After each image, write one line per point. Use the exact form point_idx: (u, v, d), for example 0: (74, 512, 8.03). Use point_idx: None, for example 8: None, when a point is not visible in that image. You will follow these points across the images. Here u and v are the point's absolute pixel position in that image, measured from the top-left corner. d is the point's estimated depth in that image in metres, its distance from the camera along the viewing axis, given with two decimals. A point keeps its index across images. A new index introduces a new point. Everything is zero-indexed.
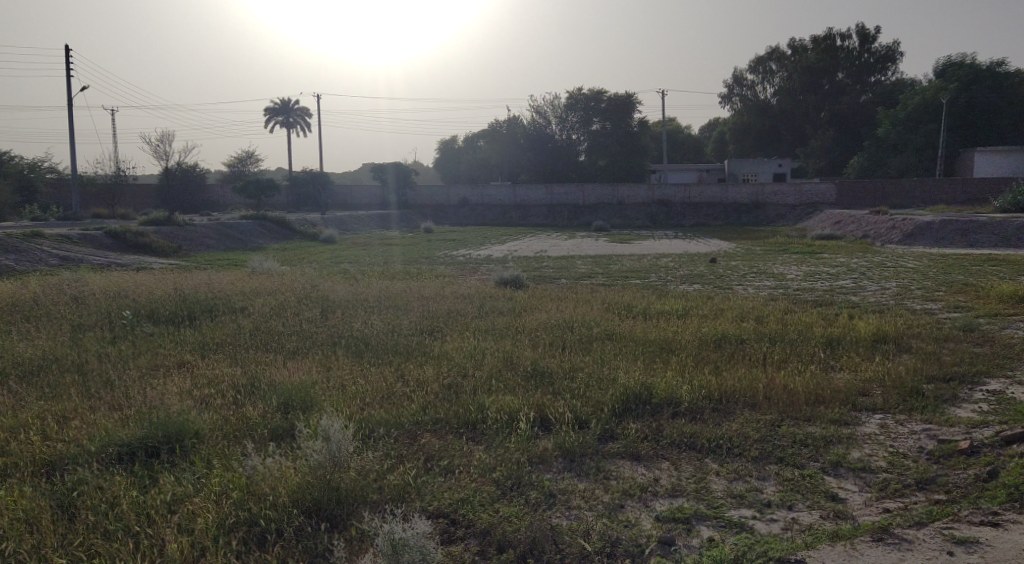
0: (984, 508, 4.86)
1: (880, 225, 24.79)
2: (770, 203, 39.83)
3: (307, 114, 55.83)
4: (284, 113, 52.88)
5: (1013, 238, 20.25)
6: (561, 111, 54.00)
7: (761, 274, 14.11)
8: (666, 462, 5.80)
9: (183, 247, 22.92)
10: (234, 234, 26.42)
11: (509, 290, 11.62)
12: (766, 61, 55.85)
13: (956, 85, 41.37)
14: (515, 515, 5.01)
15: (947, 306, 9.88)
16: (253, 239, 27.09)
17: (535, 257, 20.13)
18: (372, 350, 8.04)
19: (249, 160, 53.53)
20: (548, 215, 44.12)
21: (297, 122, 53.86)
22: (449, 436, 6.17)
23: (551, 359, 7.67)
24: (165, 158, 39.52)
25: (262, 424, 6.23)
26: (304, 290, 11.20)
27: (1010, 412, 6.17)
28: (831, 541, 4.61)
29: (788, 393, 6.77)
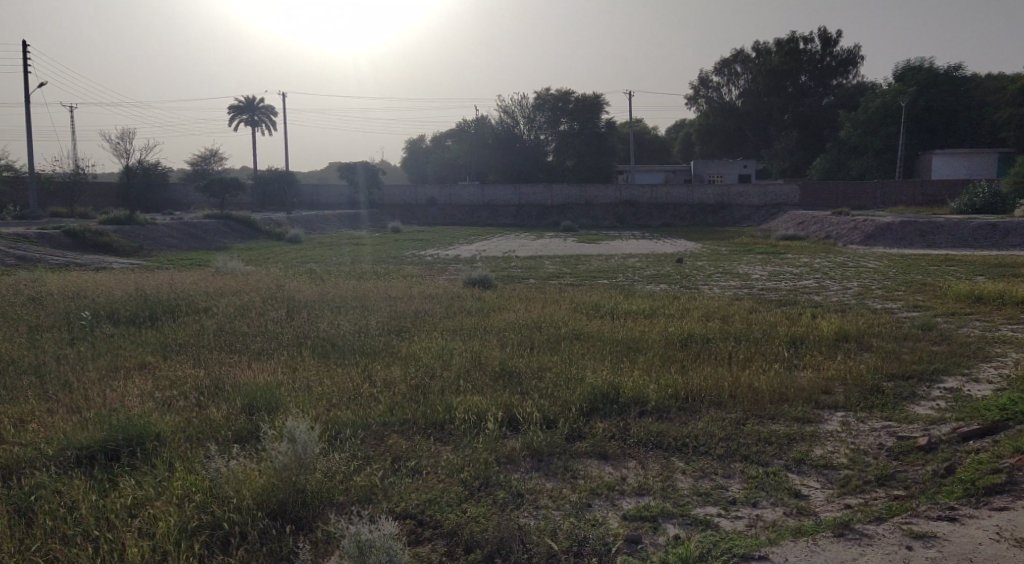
0: (941, 504, 4.94)
1: (843, 225, 25.23)
2: (736, 203, 40.27)
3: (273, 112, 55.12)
4: (249, 110, 52.17)
5: (970, 240, 20.79)
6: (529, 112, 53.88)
7: (727, 274, 14.26)
8: (634, 461, 5.83)
9: (144, 247, 22.50)
10: (197, 233, 26.03)
11: (476, 290, 11.59)
12: (731, 63, 56.10)
13: (916, 89, 42.29)
14: (483, 515, 5.01)
15: (906, 306, 10.04)
16: (217, 238, 26.71)
17: (503, 257, 20.12)
18: (339, 350, 7.98)
19: (214, 159, 52.70)
20: (517, 215, 44.13)
21: (263, 120, 53.16)
22: (416, 437, 6.14)
23: (519, 359, 7.67)
24: (126, 156, 38.81)
25: (226, 426, 6.14)
26: (269, 290, 11.06)
27: (967, 409, 6.31)
28: (793, 537, 4.67)
29: (753, 392, 6.85)
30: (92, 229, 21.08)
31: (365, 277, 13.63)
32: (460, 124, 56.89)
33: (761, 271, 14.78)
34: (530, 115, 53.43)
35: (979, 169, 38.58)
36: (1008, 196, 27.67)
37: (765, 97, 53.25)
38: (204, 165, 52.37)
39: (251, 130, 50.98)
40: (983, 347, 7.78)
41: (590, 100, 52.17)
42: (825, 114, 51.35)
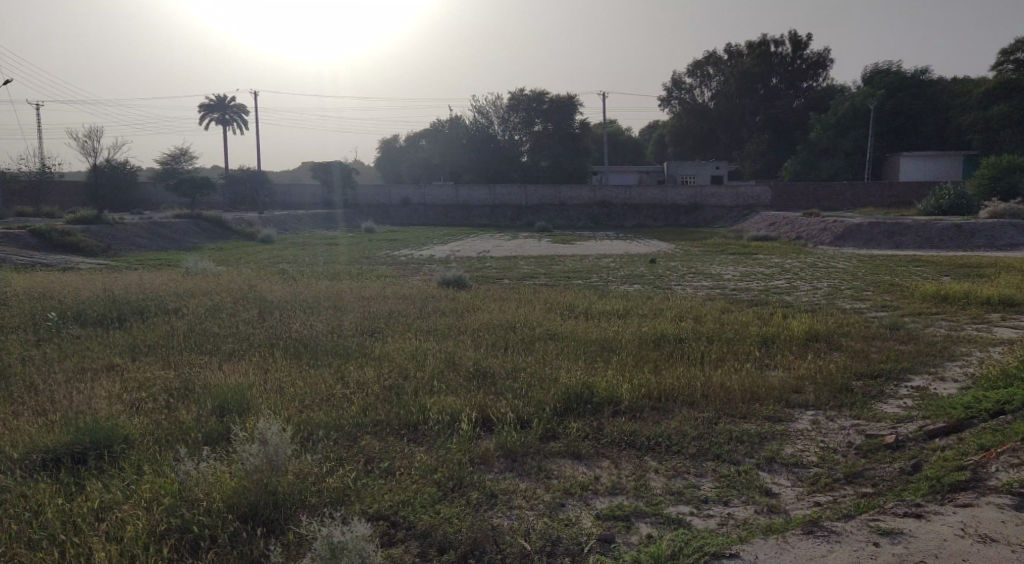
0: (907, 500, 5.00)
1: (813, 226, 25.58)
2: (708, 204, 40.58)
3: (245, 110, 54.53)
4: (221, 109, 51.61)
5: (936, 241, 21.21)
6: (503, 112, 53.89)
7: (699, 274, 14.43)
8: (607, 461, 5.85)
9: (112, 246, 22.19)
10: (168, 233, 25.75)
11: (451, 290, 11.60)
12: (703, 65, 56.52)
13: (884, 92, 42.99)
14: (456, 516, 4.99)
15: (874, 306, 10.18)
16: (188, 238, 26.44)
17: (477, 257, 20.17)
18: (312, 351, 7.93)
19: (184, 157, 52.01)
20: (492, 215, 44.07)
21: (234, 119, 52.61)
22: (390, 438, 6.12)
23: (493, 359, 7.67)
24: (94, 155, 38.23)
25: (196, 429, 6.07)
26: (241, 290, 10.99)
27: (933, 407, 6.43)
28: (764, 535, 4.72)
29: (725, 391, 6.91)
30: (58, 229, 20.78)
31: (338, 277, 13.59)
32: (436, 124, 56.74)
33: (734, 271, 14.97)
34: (504, 116, 53.39)
35: (945, 172, 39.26)
36: (972, 198, 28.23)
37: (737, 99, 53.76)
38: (173, 164, 51.67)
39: (223, 129, 50.47)
40: (949, 347, 7.91)
41: (564, 100, 52.39)
42: (796, 116, 52.00)
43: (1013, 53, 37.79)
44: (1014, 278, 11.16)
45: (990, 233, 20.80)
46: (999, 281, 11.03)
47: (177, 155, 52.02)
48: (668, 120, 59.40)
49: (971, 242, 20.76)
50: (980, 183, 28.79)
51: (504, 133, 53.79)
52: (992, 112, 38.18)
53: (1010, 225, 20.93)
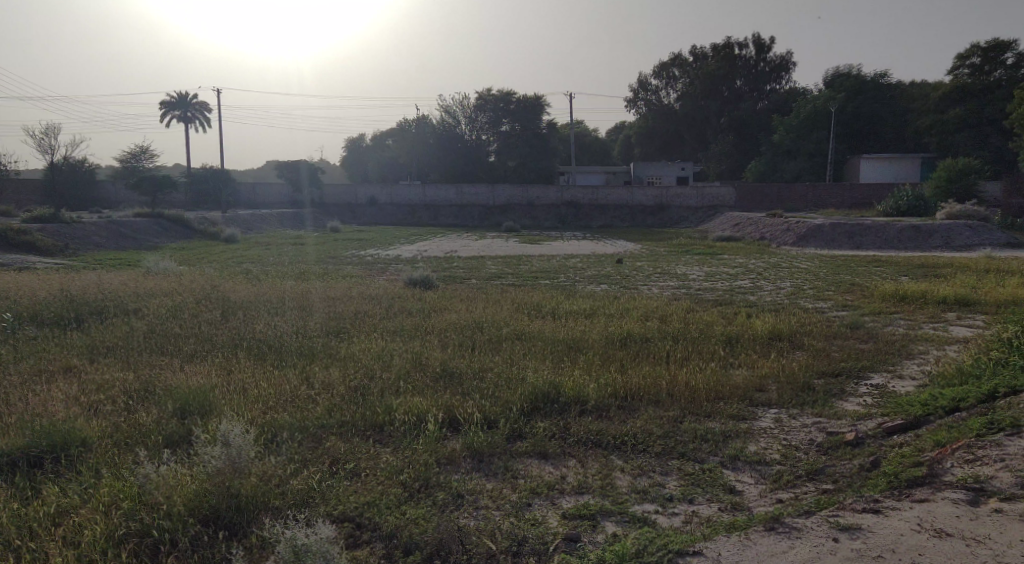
0: (866, 496, 5.08)
1: (776, 226, 25.94)
2: (674, 205, 40.91)
3: (207, 108, 53.70)
4: (182, 106, 50.78)
5: (895, 241, 21.69)
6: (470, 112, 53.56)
7: (665, 274, 14.55)
8: (574, 460, 5.87)
9: (71, 245, 21.73)
10: (128, 232, 25.35)
11: (417, 290, 11.57)
12: (669, 67, 56.95)
13: (844, 95, 43.96)
14: (422, 516, 4.97)
15: (835, 305, 10.33)
16: (148, 237, 25.99)
17: (445, 257, 20.14)
18: (275, 352, 7.84)
19: (145, 155, 51.10)
20: (459, 215, 43.85)
21: (196, 116, 51.81)
22: (355, 439, 6.07)
23: (460, 359, 7.66)
24: (51, 152, 37.40)
25: (157, 431, 5.97)
26: (203, 290, 10.86)
27: (891, 405, 6.55)
28: (727, 532, 4.77)
29: (689, 390, 6.97)
30: (13, 229, 20.29)
31: (303, 277, 13.48)
32: (402, 123, 56.31)
33: (698, 271, 15.15)
34: (472, 115, 53.00)
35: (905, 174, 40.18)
36: (929, 199, 28.92)
37: (702, 101, 54.26)
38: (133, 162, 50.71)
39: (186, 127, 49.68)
40: (908, 345, 8.06)
41: (532, 100, 52.46)
42: (759, 118, 52.82)
43: (969, 57, 38.78)
44: (969, 278, 11.42)
45: (946, 235, 21.29)
46: (955, 281, 11.29)
47: (139, 152, 51.06)
48: (635, 121, 59.79)
49: (928, 244, 21.24)
50: (937, 184, 29.32)
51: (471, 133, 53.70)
52: (948, 116, 39.13)
53: (965, 226, 21.57)
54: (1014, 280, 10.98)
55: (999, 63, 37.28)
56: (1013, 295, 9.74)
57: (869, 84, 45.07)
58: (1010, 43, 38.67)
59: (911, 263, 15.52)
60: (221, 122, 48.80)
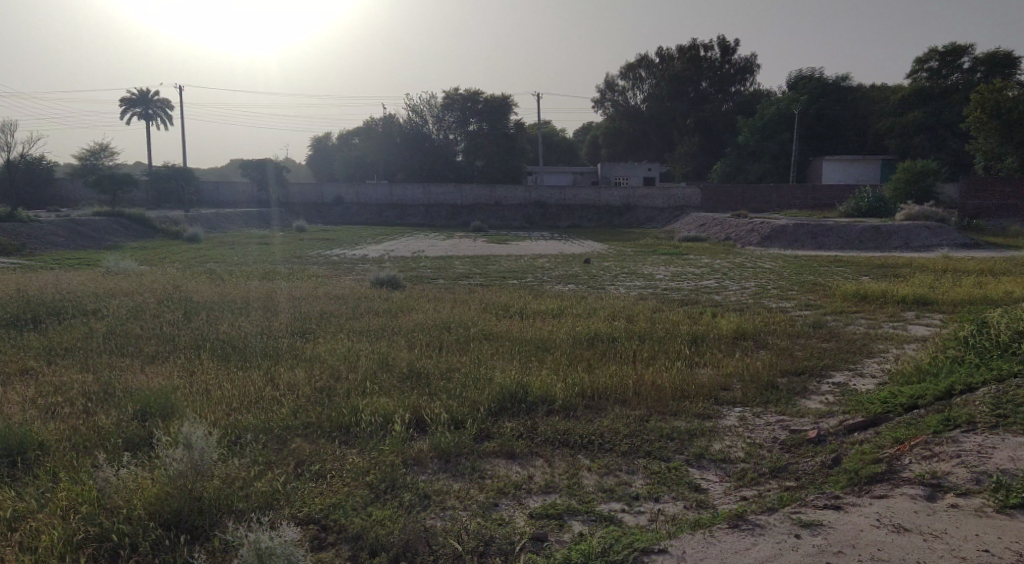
0: (827, 493, 5.16)
1: (741, 227, 26.21)
2: (640, 206, 41.18)
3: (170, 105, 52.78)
4: (143, 104, 49.89)
5: (857, 242, 22.08)
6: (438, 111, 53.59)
7: (632, 274, 14.61)
8: (541, 460, 5.88)
9: (27, 245, 21.21)
10: (86, 231, 24.85)
11: (384, 290, 11.51)
12: (635, 68, 57.81)
13: (806, 98, 44.75)
14: (388, 517, 4.93)
15: (799, 305, 10.45)
16: (106, 237, 25.47)
17: (412, 257, 19.99)
18: (239, 353, 7.74)
19: (105, 152, 50.19)
20: (427, 215, 43.61)
21: (157, 114, 50.95)
22: (321, 441, 6.01)
23: (427, 359, 7.64)
24: (8, 150, 36.58)
25: (117, 433, 5.86)
26: (164, 290, 10.70)
27: (852, 403, 6.66)
28: (691, 530, 4.80)
29: (656, 389, 7.02)
30: None
31: (268, 277, 13.31)
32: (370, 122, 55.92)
33: (664, 271, 15.24)
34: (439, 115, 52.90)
35: (864, 176, 41.03)
36: (890, 201, 29.50)
37: (668, 102, 54.82)
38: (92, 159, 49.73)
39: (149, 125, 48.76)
40: (868, 344, 8.20)
41: (499, 101, 52.37)
42: (723, 120, 53.41)
43: (926, 62, 39.73)
44: (927, 278, 11.62)
45: (905, 236, 21.82)
46: (913, 281, 11.49)
47: (99, 151, 50.00)
48: (602, 122, 60.29)
49: (888, 244, 21.69)
50: (896, 185, 29.76)
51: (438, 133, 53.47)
52: (905, 120, 39.85)
53: (924, 227, 22.07)
54: (971, 280, 11.21)
55: (956, 67, 38.89)
56: (968, 295, 9.95)
57: (832, 87, 45.74)
58: (967, 46, 39.61)
59: (872, 263, 15.82)
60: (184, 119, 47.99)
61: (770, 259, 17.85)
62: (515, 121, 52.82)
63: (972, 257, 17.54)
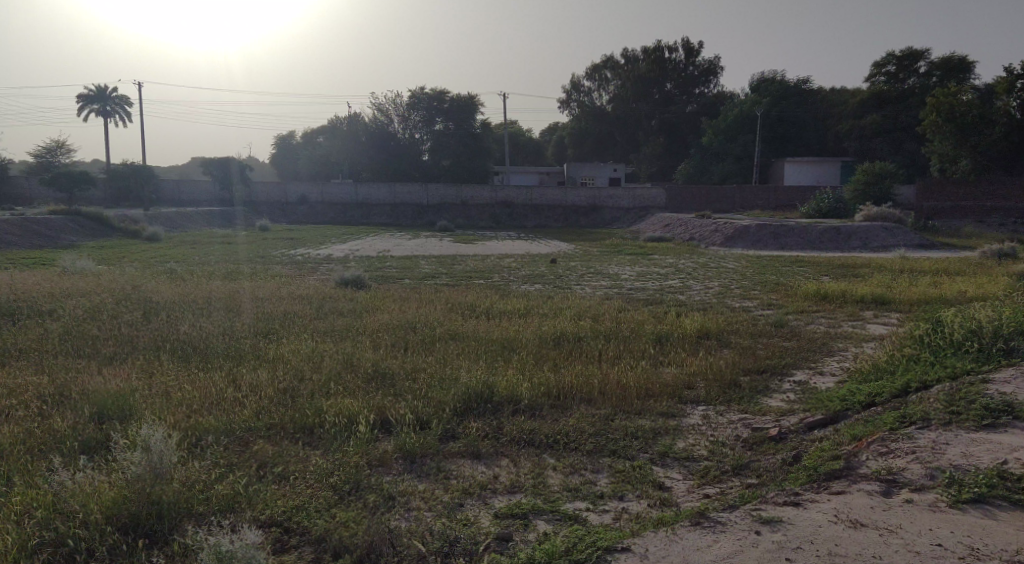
0: (787, 490, 5.22)
1: (705, 227, 26.49)
2: (606, 206, 41.43)
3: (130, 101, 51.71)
4: (101, 100, 48.91)
5: (818, 242, 22.44)
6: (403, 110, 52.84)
7: (598, 274, 14.67)
8: (506, 460, 5.88)
9: None
10: (39, 230, 24.21)
11: (349, 290, 11.43)
12: (601, 69, 58.28)
13: (769, 100, 45.49)
14: (353, 519, 4.89)
15: (762, 304, 10.60)
16: (61, 237, 24.86)
17: (377, 257, 19.77)
18: (201, 354, 7.63)
19: (61, 150, 48.96)
20: (392, 214, 43.27)
21: (116, 110, 49.96)
22: (283, 442, 5.95)
23: (392, 360, 7.60)
24: None
25: (73, 437, 5.73)
26: (122, 290, 10.51)
27: (813, 400, 6.76)
28: (655, 527, 4.84)
29: (621, 387, 7.08)
30: None
31: (230, 277, 13.08)
32: (336, 120, 55.40)
33: (630, 271, 15.34)
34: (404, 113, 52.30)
35: (824, 176, 41.71)
36: (849, 203, 30.02)
37: (633, 102, 55.23)
38: (48, 157, 48.44)
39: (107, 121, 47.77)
40: (829, 343, 8.35)
41: (464, 100, 52.12)
42: (688, 121, 54.03)
43: (884, 66, 40.67)
44: (885, 278, 11.81)
45: (864, 236, 22.31)
46: (871, 281, 11.67)
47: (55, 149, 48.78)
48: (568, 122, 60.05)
49: (848, 244, 22.10)
50: (854, 187, 30.36)
51: (404, 131, 52.75)
52: (866, 121, 40.27)
53: (881, 228, 22.56)
54: (926, 279, 11.43)
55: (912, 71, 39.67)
56: (923, 294, 10.15)
57: (793, 90, 46.57)
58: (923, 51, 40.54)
59: (833, 263, 16.11)
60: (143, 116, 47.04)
61: (733, 259, 18.08)
62: (481, 121, 52.78)
63: (928, 256, 18.39)
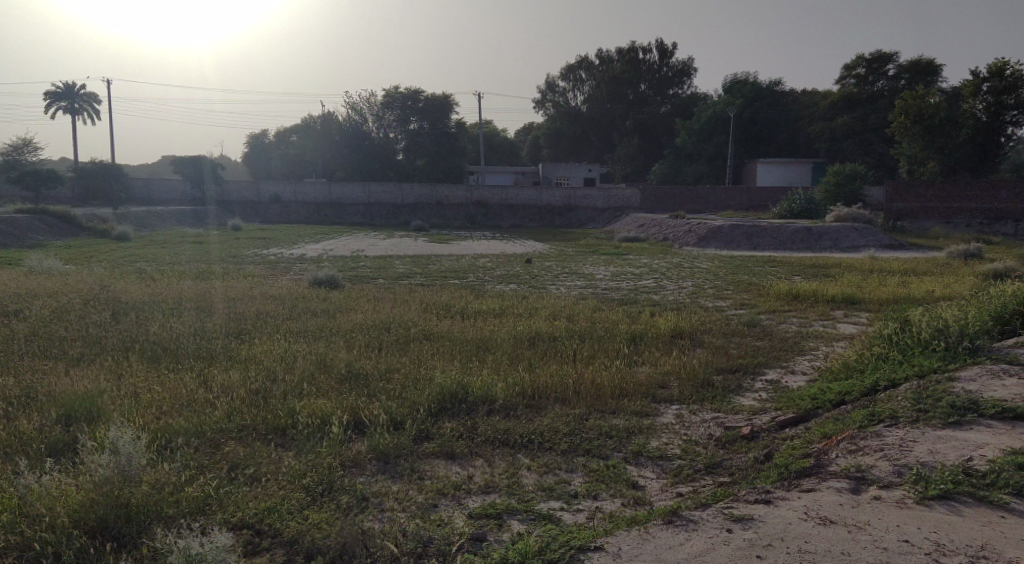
0: (759, 488, 5.26)
1: (678, 228, 26.66)
2: (581, 206, 41.61)
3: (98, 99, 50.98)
4: (68, 98, 48.21)
5: (789, 242, 22.69)
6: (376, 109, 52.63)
7: (573, 274, 14.70)
8: (480, 460, 5.87)
9: None
10: (4, 230, 23.76)
11: (323, 290, 11.36)
12: (576, 69, 58.40)
13: (742, 102, 46.02)
14: (325, 521, 4.86)
15: (735, 303, 10.69)
16: (26, 236, 24.41)
17: (352, 257, 19.58)
18: (171, 355, 7.55)
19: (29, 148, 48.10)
20: (366, 214, 43.03)
21: (84, 108, 49.26)
22: (255, 444, 5.89)
23: (366, 360, 7.57)
24: None
25: (40, 439, 5.64)
26: (90, 290, 10.37)
27: (784, 399, 6.83)
28: (628, 527, 4.85)
29: (595, 386, 7.10)
30: None
31: (201, 277, 12.91)
32: (310, 119, 54.99)
33: (605, 271, 15.38)
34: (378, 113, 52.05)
35: (795, 177, 42.10)
36: (820, 203, 30.38)
37: (609, 103, 55.51)
38: (15, 155, 47.55)
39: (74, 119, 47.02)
40: (801, 342, 8.44)
41: (439, 100, 51.80)
42: (663, 122, 54.45)
43: (854, 68, 41.21)
44: (854, 278, 11.95)
45: (834, 237, 22.60)
46: (842, 281, 11.81)
47: (22, 147, 47.88)
48: (543, 123, 60.24)
49: (819, 244, 22.38)
50: (825, 188, 30.75)
51: (378, 131, 52.61)
52: (837, 123, 40.84)
53: (852, 228, 22.86)
54: (893, 279, 11.58)
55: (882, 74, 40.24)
56: (891, 294, 10.29)
57: (766, 91, 47.10)
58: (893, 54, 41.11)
59: (805, 263, 16.29)
60: (112, 113, 46.39)
61: (706, 259, 18.23)
62: (456, 120, 52.72)
63: (896, 256, 18.73)
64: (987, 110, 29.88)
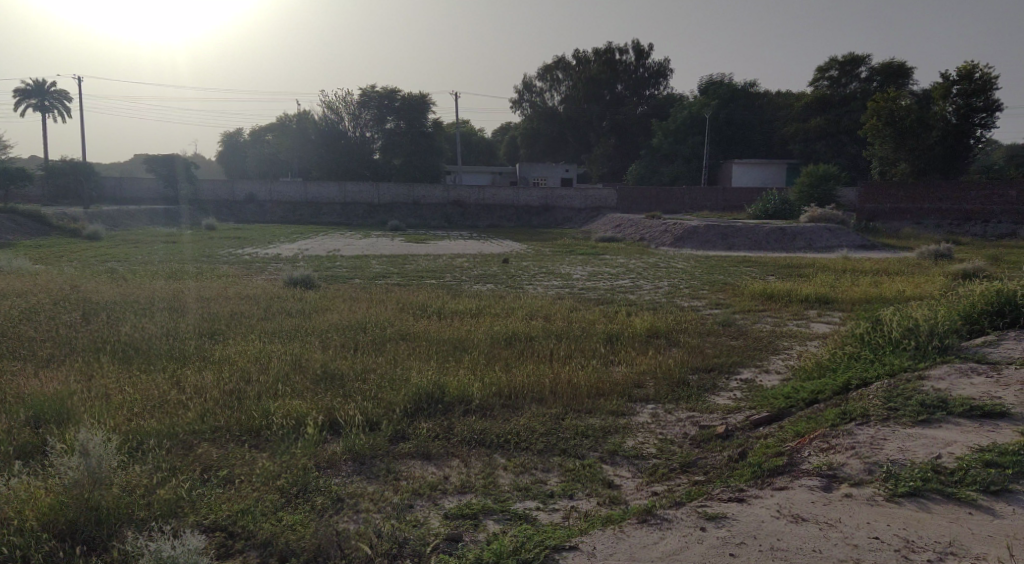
0: (732, 486, 5.29)
1: (655, 228, 26.76)
2: (559, 206, 41.72)
3: (69, 97, 50.30)
4: (38, 95, 47.59)
5: (763, 242, 22.91)
6: (353, 108, 52.38)
7: (549, 274, 14.70)
8: (456, 460, 5.86)
9: None
10: None
11: (297, 290, 11.29)
12: (552, 69, 58.14)
13: (717, 102, 46.40)
14: (299, 522, 4.83)
15: (710, 303, 10.76)
16: None
17: (328, 256, 19.39)
18: (142, 356, 7.46)
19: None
20: (343, 214, 42.71)
21: (55, 106, 48.67)
22: (229, 445, 5.85)
23: (342, 360, 7.52)
24: None
25: (8, 441, 5.56)
26: (59, 290, 10.24)
27: (759, 398, 6.88)
28: (603, 526, 4.86)
29: (571, 386, 7.11)
30: None
31: (172, 277, 12.74)
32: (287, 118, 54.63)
33: (582, 271, 15.40)
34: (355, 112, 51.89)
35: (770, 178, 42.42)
36: (794, 203, 30.64)
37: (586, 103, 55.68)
38: None
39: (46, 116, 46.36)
40: (775, 341, 8.51)
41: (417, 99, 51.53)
42: (640, 122, 54.77)
43: (828, 70, 41.58)
44: (828, 278, 12.06)
45: (809, 237, 22.83)
46: (815, 281, 11.91)
47: None
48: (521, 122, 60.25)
49: (793, 245, 22.59)
50: (800, 189, 31.07)
51: (355, 130, 52.42)
52: (813, 125, 41.27)
53: (825, 228, 23.13)
54: (866, 279, 11.71)
55: (854, 76, 40.60)
56: (863, 294, 10.41)
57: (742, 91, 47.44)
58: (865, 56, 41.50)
59: (780, 264, 16.43)
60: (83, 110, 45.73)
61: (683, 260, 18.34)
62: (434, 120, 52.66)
63: (868, 256, 18.96)
64: (957, 112, 29.81)
